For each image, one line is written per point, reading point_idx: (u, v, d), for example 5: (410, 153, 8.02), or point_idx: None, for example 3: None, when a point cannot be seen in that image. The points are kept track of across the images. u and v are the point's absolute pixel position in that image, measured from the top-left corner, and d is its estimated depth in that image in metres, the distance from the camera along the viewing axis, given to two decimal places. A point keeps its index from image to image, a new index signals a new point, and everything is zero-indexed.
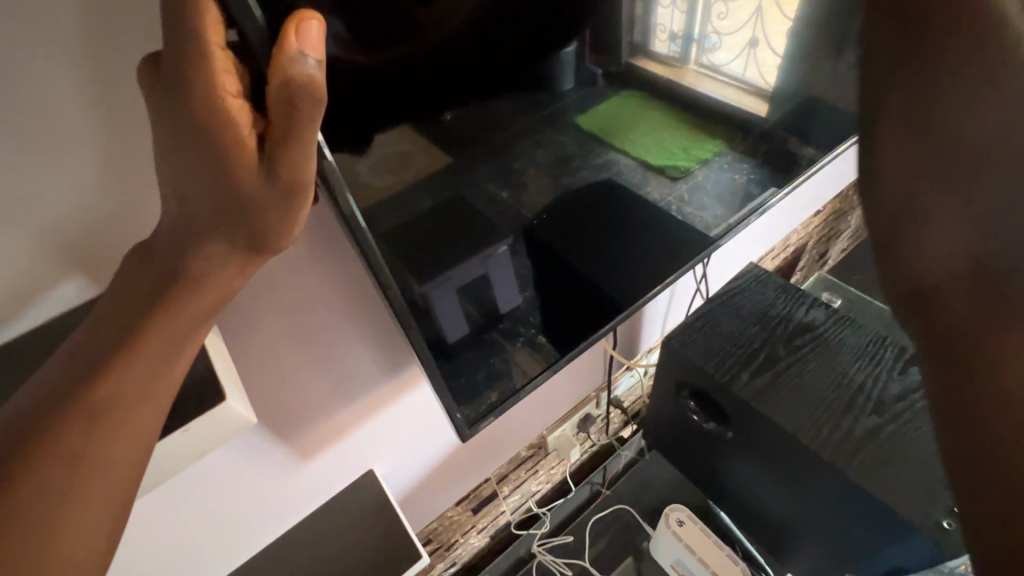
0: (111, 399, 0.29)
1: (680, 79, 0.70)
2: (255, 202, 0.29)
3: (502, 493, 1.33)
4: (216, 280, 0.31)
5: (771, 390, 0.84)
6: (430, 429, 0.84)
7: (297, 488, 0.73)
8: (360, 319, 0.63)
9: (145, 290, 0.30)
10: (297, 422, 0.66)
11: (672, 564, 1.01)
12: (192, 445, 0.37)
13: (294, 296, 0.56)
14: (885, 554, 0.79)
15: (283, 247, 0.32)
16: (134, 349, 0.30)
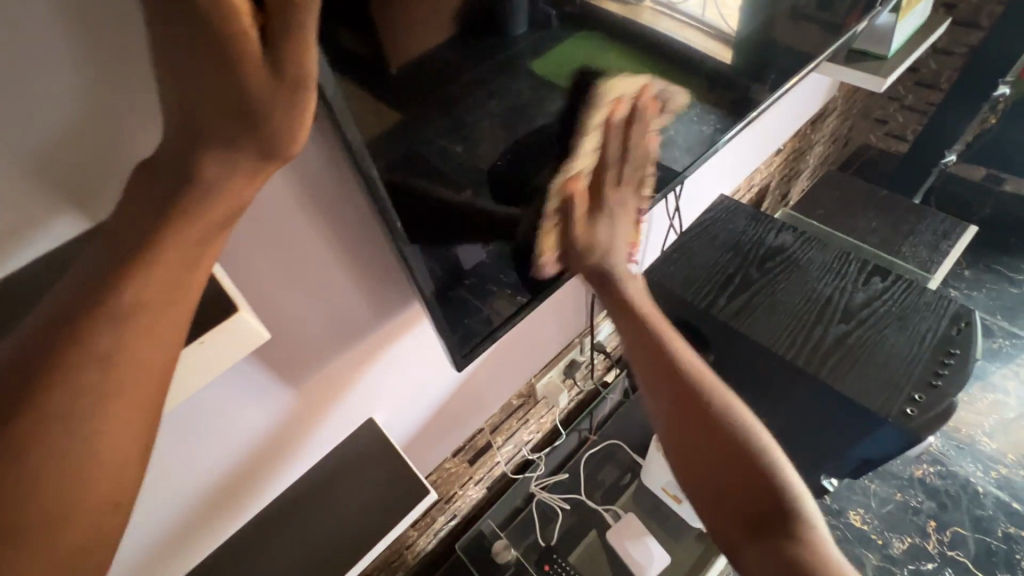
0: (135, 302, 0.28)
1: (639, 17, 0.69)
2: (264, 101, 0.29)
3: (496, 443, 1.37)
4: (231, 186, 0.30)
5: (747, 310, 0.88)
6: (427, 370, 0.86)
7: (303, 433, 0.74)
8: (357, 256, 0.63)
9: (158, 190, 0.29)
10: (300, 364, 0.66)
11: (664, 486, 1.07)
12: (210, 358, 0.36)
13: (292, 236, 0.56)
14: (856, 450, 0.85)
15: (294, 151, 0.32)
16: (153, 252, 0.29)
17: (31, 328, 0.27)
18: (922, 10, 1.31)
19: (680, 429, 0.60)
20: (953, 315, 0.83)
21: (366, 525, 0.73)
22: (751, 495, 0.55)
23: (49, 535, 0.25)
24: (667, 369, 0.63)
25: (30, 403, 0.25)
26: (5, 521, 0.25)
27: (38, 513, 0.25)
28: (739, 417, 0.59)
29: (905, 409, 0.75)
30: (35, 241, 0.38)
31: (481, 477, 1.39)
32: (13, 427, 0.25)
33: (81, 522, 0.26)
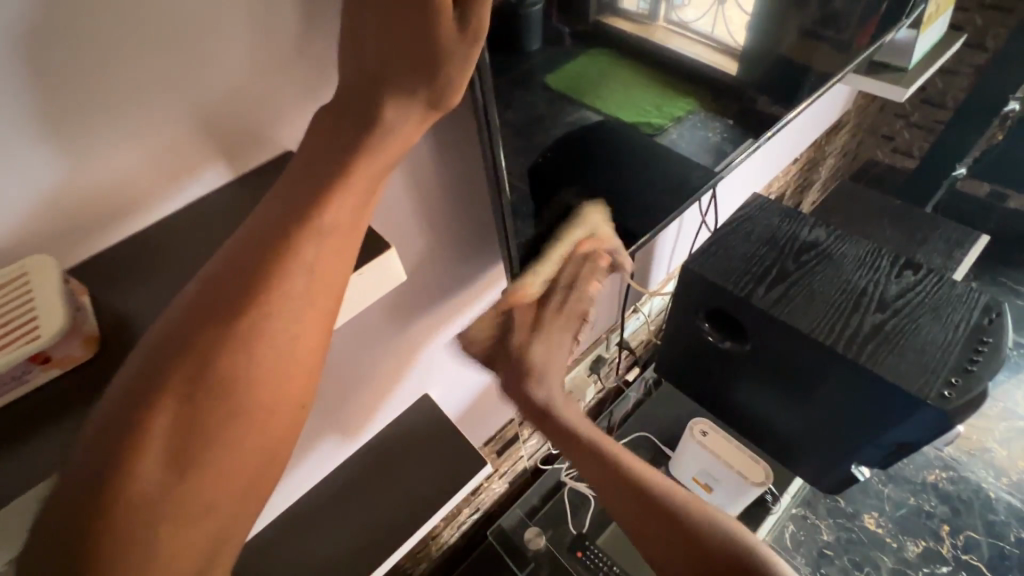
0: (331, 222, 0.32)
1: (650, 36, 0.71)
2: (443, 53, 0.34)
3: (522, 436, 1.40)
4: (404, 129, 0.35)
5: (786, 299, 0.92)
6: (479, 349, 0.91)
7: (386, 386, 0.80)
8: (459, 216, 0.69)
9: (346, 130, 0.34)
10: (400, 317, 0.73)
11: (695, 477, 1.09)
12: (366, 289, 0.38)
13: (403, 195, 0.60)
14: (891, 434, 0.89)
15: (455, 102, 0.36)
16: (345, 183, 0.33)
17: (250, 239, 0.32)
18: (938, 28, 1.37)
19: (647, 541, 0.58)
20: (984, 306, 0.88)
21: (428, 494, 0.76)
22: None
23: (260, 419, 0.31)
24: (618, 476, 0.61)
25: (255, 301, 0.31)
26: (232, 401, 0.30)
27: (255, 398, 0.30)
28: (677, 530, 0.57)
29: (942, 391, 0.79)
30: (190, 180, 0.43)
31: (506, 471, 1.42)
32: (241, 318, 0.30)
33: (281, 413, 0.32)
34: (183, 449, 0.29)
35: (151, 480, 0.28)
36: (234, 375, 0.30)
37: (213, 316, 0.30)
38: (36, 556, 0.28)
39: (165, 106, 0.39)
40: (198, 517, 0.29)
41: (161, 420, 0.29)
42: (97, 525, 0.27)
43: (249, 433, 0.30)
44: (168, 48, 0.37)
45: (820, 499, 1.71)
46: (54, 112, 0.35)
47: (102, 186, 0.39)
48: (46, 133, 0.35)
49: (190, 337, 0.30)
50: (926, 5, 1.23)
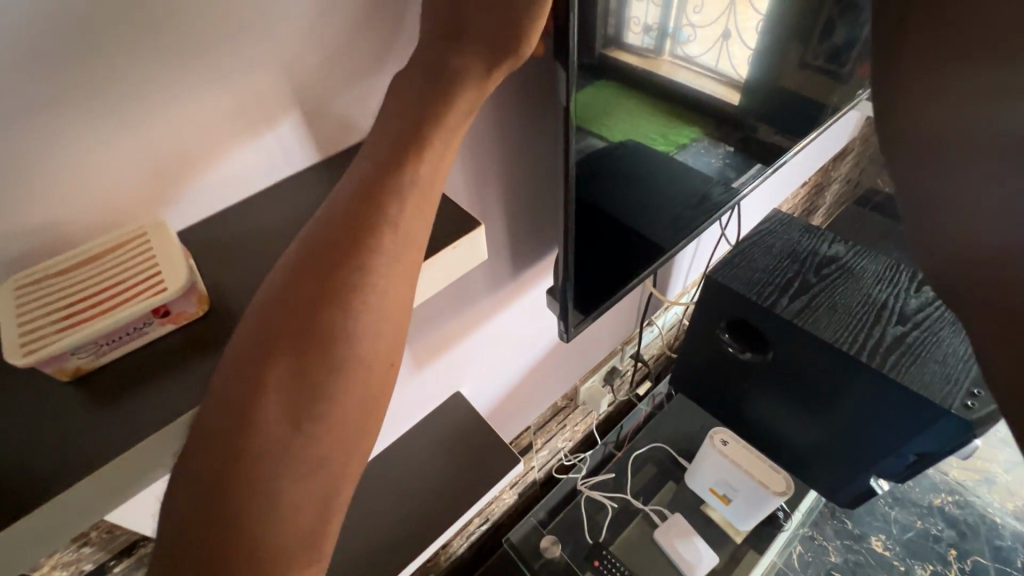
0: (416, 178, 0.33)
1: (655, 69, 0.73)
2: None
3: (536, 446, 1.40)
4: (472, 80, 0.35)
5: (810, 309, 0.94)
6: (518, 347, 0.89)
7: (425, 387, 0.79)
8: (511, 210, 0.69)
9: (421, 88, 0.35)
10: (445, 312, 0.72)
11: (714, 486, 1.10)
12: (454, 264, 0.40)
13: (460, 189, 0.61)
14: (909, 445, 0.91)
15: (525, 48, 0.36)
16: (425, 136, 0.34)
17: (343, 200, 0.32)
18: None
19: None
20: None
21: (462, 488, 0.77)
22: None
23: (355, 377, 0.30)
24: None
25: (343, 256, 0.30)
26: (330, 355, 0.29)
27: (350, 352, 0.29)
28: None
29: (966, 401, 0.81)
30: (277, 168, 0.47)
31: (517, 480, 1.42)
32: (334, 275, 0.30)
33: (375, 371, 0.30)
34: (296, 407, 0.28)
35: (268, 437, 0.28)
36: (333, 330, 0.29)
37: (312, 273, 0.30)
38: (176, 524, 0.28)
39: (259, 94, 0.42)
40: (311, 475, 0.28)
41: (268, 379, 0.29)
42: (222, 482, 0.28)
43: (357, 386, 0.30)
44: (268, 44, 0.41)
45: (827, 520, 1.71)
46: (166, 95, 0.38)
47: (205, 161, 0.42)
48: (158, 117, 0.38)
49: (293, 296, 0.30)
50: None
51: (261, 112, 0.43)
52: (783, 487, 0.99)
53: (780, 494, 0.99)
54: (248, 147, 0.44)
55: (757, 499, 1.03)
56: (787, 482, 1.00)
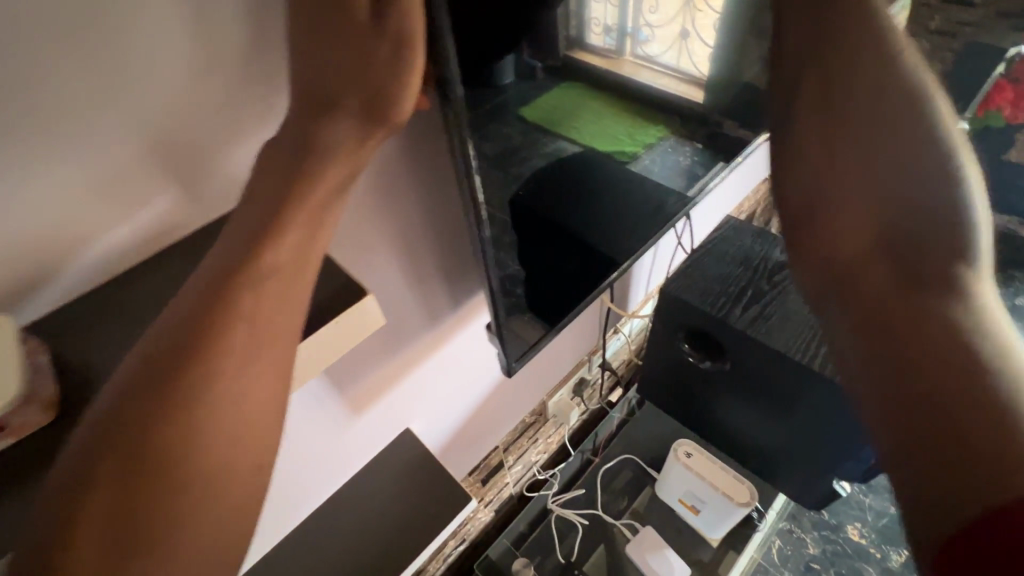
0: (276, 262, 0.32)
1: (618, 69, 0.72)
2: (374, 68, 0.36)
3: (507, 463, 1.38)
4: (339, 154, 0.36)
5: (763, 319, 0.94)
6: (466, 380, 0.87)
7: (367, 430, 0.77)
8: (435, 251, 0.66)
9: (285, 165, 0.35)
10: (377, 359, 0.69)
11: (682, 498, 1.09)
12: (336, 343, 0.37)
13: (376, 238, 0.58)
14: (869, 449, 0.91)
15: (396, 118, 0.37)
16: (283, 222, 0.33)
17: (195, 295, 0.31)
18: None
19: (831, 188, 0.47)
20: None
21: (413, 534, 0.73)
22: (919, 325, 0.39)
23: (208, 488, 0.28)
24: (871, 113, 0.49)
25: (190, 360, 0.29)
26: (179, 469, 0.28)
27: (201, 462, 0.28)
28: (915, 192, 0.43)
29: None
30: (155, 236, 0.43)
31: (491, 498, 1.40)
32: (180, 382, 0.29)
33: (234, 477, 0.29)
34: (139, 529, 0.27)
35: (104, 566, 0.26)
36: (180, 442, 0.28)
37: (153, 380, 0.28)
38: None
39: (121, 165, 0.38)
40: None
41: (102, 502, 0.27)
42: None
43: (211, 496, 0.28)
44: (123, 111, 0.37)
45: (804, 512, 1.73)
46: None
47: (73, 238, 0.39)
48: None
49: (127, 402, 0.28)
50: None
51: (126, 183, 0.39)
52: (747, 498, 0.99)
53: (744, 506, 0.99)
54: (118, 220, 0.40)
55: (723, 511, 1.02)
56: (751, 493, 0.99)
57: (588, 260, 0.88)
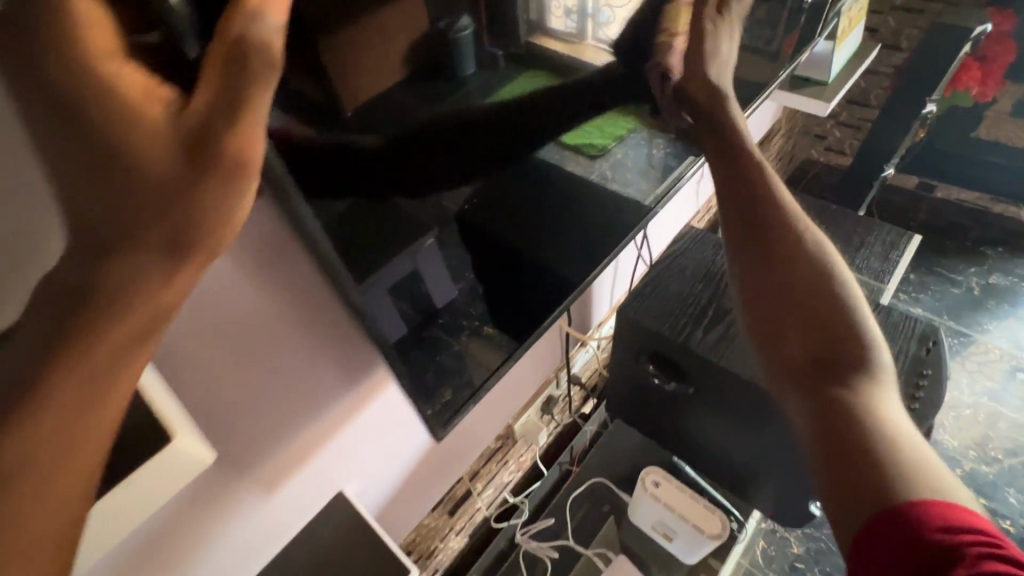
0: (15, 460, 0.24)
1: (580, 55, 0.64)
2: (185, 191, 0.27)
3: (475, 490, 1.29)
4: (135, 301, 0.26)
5: (725, 342, 0.87)
6: (385, 452, 0.79)
7: (264, 521, 0.67)
8: (315, 330, 0.57)
9: (41, 324, 0.26)
10: (263, 446, 0.60)
11: (655, 526, 1.02)
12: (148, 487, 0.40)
13: (230, 319, 0.49)
14: None
15: (219, 251, 0.29)
16: (38, 395, 0.25)
17: None
18: (852, 40, 1.37)
19: (752, 266, 0.58)
20: (921, 334, 0.86)
21: None
22: (844, 362, 0.51)
23: None
24: (757, 222, 0.59)
25: None
26: None
27: None
28: (819, 283, 0.55)
29: None
30: None
31: (463, 526, 1.29)
32: None
33: None
34: None
35: None
36: None
37: None
38: None
39: None
40: None
41: None
42: None
43: None
44: None
45: None
46: None
47: None
48: None
49: None
50: (839, 19, 1.22)
51: None
52: (718, 530, 0.94)
53: (716, 538, 0.94)
54: None
55: (695, 542, 0.97)
56: (723, 524, 0.94)
57: (552, 278, 0.79)
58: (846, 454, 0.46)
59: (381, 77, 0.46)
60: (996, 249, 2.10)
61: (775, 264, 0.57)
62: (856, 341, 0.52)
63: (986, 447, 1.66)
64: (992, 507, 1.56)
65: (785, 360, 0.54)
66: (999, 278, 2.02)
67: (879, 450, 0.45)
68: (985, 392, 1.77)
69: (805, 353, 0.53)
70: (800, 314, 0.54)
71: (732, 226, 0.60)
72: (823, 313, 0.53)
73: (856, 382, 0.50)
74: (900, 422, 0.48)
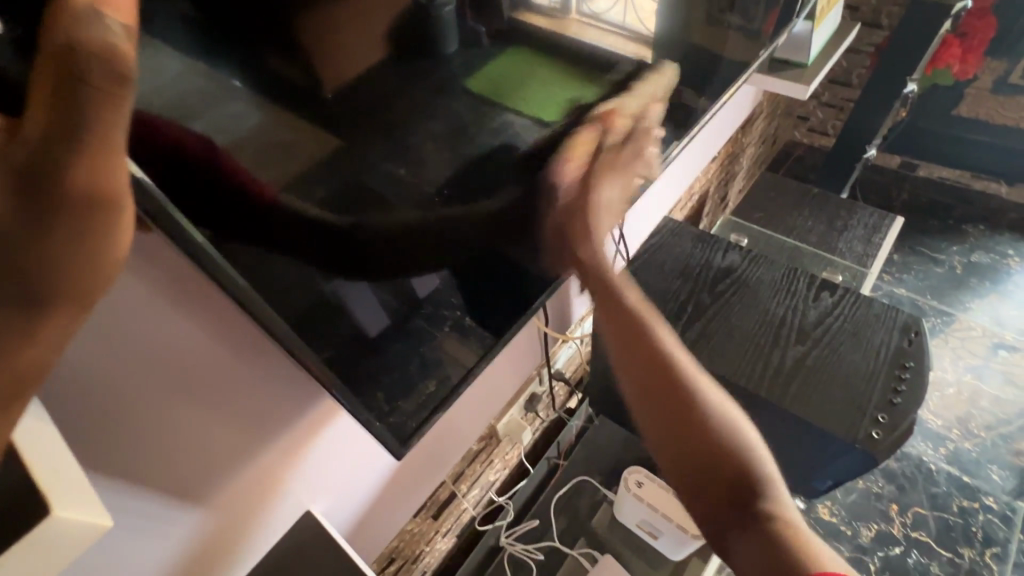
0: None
1: (563, 32, 0.60)
2: (32, 234, 0.23)
3: (460, 492, 1.26)
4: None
5: (704, 339, 0.84)
6: (350, 472, 0.76)
7: (217, 554, 0.63)
8: (250, 349, 0.54)
9: None
10: (206, 476, 0.56)
11: (639, 524, 1.01)
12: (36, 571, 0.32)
13: (151, 344, 0.46)
14: (825, 473, 0.83)
15: (97, 288, 0.26)
16: None
17: None
18: (833, 18, 1.34)
19: (639, 378, 0.66)
20: (902, 326, 0.84)
21: None
22: (727, 466, 0.61)
23: None
24: (642, 340, 0.67)
25: None
26: None
27: None
28: (696, 387, 0.65)
29: (871, 432, 0.73)
30: None
31: (449, 527, 1.27)
32: None
33: None
34: None
35: None
36: None
37: None
38: None
39: None
40: None
41: None
42: None
43: None
44: None
45: None
46: None
47: None
48: None
49: None
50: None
51: None
52: (703, 530, 0.92)
53: (701, 537, 0.93)
54: None
55: (680, 541, 0.95)
56: None
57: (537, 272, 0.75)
58: (761, 560, 0.56)
59: (364, 57, 0.43)
60: (976, 227, 2.11)
61: (657, 377, 0.65)
62: (734, 436, 0.62)
63: (968, 425, 1.67)
64: (975, 484, 1.57)
65: (679, 467, 0.62)
66: (980, 257, 2.03)
67: (782, 553, 0.55)
68: (967, 370, 1.78)
69: (698, 462, 0.61)
70: (685, 427, 0.63)
71: (623, 344, 0.68)
72: (705, 419, 0.63)
73: (747, 485, 0.60)
74: (789, 512, 0.59)
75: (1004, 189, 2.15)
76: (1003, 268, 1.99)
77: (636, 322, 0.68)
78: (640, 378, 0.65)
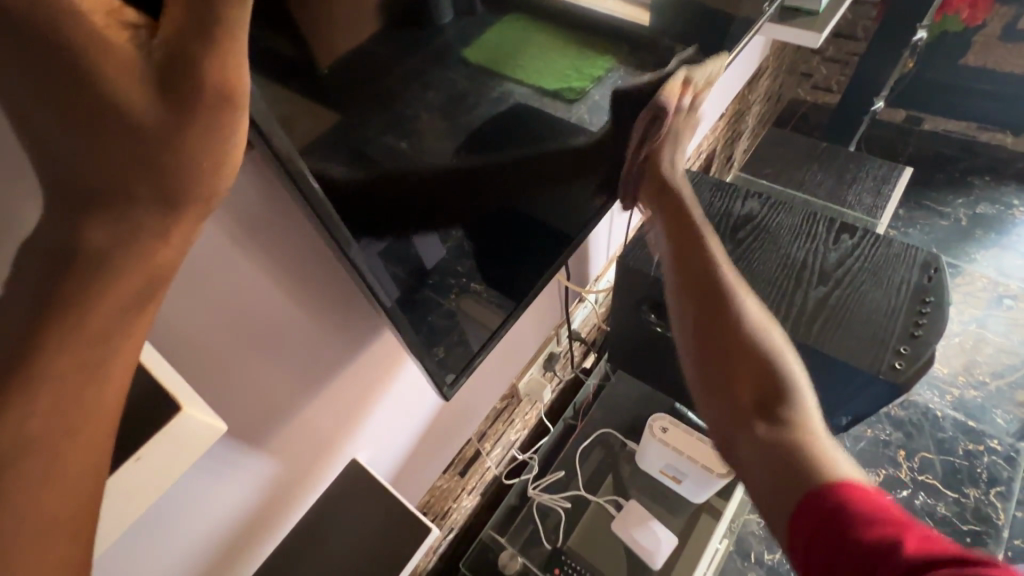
0: (16, 449, 0.22)
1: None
2: (170, 132, 0.25)
3: (485, 449, 1.29)
4: (141, 251, 0.25)
5: None
6: (397, 419, 0.80)
7: (283, 493, 0.67)
8: (308, 294, 0.56)
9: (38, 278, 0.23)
10: (271, 418, 0.59)
11: (662, 469, 1.05)
12: (149, 477, 0.35)
13: (226, 288, 0.48)
14: (846, 407, 0.87)
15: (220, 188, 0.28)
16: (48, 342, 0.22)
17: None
18: None
19: (697, 314, 0.69)
20: (923, 263, 0.86)
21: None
22: (759, 395, 0.59)
23: None
24: (705, 291, 0.69)
25: None
26: None
27: None
28: (746, 329, 0.65)
29: (895, 363, 0.76)
30: None
31: (475, 485, 1.30)
32: None
33: None
34: None
35: None
36: None
37: None
38: None
39: None
40: None
41: None
42: None
43: None
44: None
45: None
46: None
47: None
48: None
49: None
50: None
51: None
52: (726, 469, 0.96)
53: (724, 477, 0.97)
54: None
55: (703, 482, 1.00)
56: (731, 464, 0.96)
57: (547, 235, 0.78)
58: (782, 497, 0.51)
59: (359, 27, 0.42)
60: (983, 178, 2.10)
61: (712, 313, 0.67)
62: (776, 373, 0.61)
63: (974, 372, 1.71)
64: (980, 428, 1.61)
65: (717, 389, 0.63)
66: (986, 208, 2.03)
67: (805, 474, 0.51)
68: (972, 320, 1.81)
69: (737, 386, 0.62)
70: (734, 360, 0.63)
71: (686, 294, 0.71)
72: (752, 352, 0.63)
73: (794, 419, 0.56)
74: (833, 451, 0.53)
75: (1009, 139, 2.13)
76: (1008, 218, 2.00)
77: (699, 274, 0.72)
78: (696, 305, 0.69)
